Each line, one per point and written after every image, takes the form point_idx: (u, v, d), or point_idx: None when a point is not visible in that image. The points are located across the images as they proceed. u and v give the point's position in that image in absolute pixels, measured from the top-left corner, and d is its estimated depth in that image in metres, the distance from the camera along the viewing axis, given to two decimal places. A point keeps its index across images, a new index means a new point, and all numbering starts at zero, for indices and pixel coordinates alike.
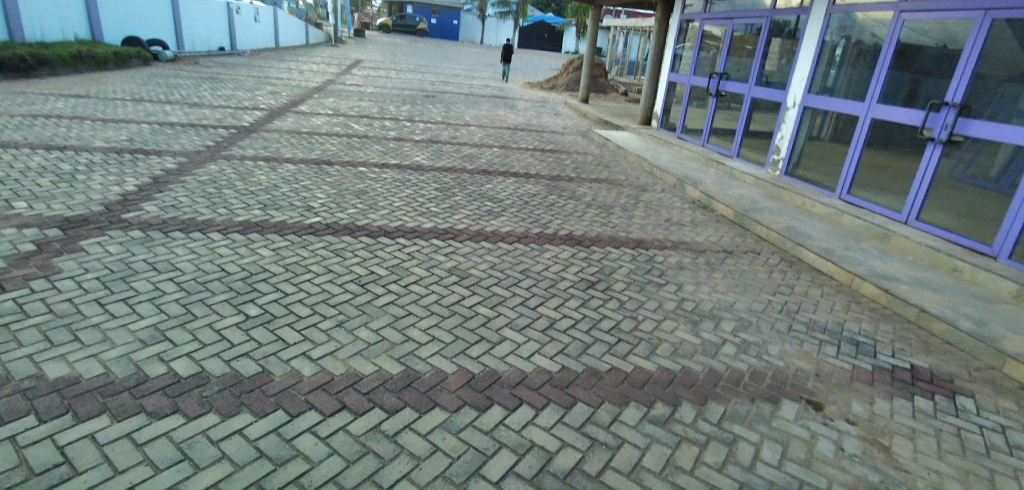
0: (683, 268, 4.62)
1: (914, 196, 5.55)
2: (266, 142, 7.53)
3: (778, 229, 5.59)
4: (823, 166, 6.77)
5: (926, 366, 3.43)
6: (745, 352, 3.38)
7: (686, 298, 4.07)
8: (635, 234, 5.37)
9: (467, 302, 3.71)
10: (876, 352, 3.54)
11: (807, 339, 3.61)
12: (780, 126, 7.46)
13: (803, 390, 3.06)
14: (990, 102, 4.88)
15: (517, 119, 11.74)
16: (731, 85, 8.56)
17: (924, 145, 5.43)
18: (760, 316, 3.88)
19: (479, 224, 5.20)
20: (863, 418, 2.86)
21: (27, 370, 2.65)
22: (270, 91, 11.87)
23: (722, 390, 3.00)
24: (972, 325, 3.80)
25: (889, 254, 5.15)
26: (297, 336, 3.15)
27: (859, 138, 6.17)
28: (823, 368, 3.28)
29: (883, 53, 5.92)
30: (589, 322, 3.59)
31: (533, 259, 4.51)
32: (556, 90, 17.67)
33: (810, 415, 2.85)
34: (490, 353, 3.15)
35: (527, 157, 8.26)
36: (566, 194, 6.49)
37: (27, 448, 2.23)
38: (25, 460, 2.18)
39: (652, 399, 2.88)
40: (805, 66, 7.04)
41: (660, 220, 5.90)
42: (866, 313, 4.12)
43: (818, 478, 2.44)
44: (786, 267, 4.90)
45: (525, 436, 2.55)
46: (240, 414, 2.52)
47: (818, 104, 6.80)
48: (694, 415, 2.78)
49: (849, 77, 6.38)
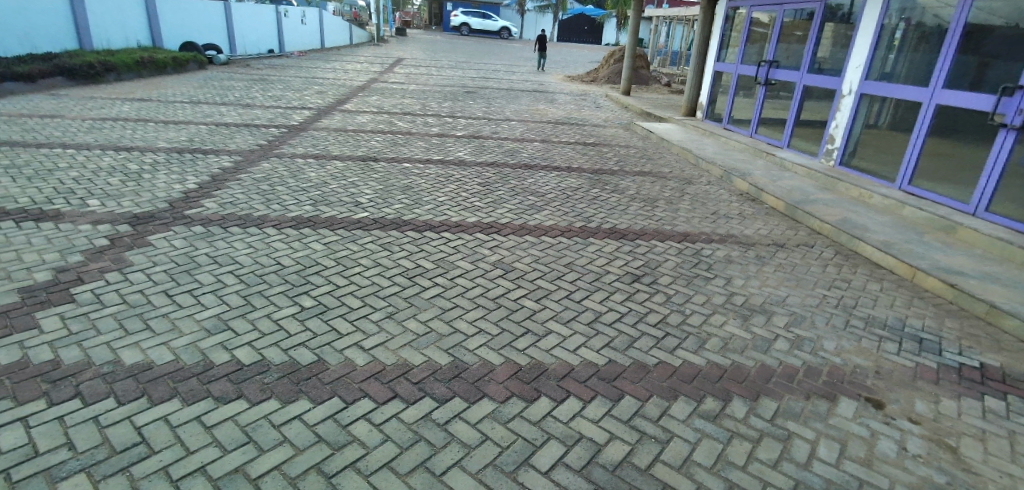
0: (731, 262, 4.52)
1: (983, 185, 5.24)
2: (315, 140, 7.77)
3: (832, 222, 5.38)
4: (881, 155, 6.47)
5: (996, 364, 3.25)
6: (799, 348, 3.29)
7: (736, 292, 3.98)
8: (681, 227, 5.28)
9: (512, 295, 3.74)
10: (941, 350, 3.38)
11: (865, 335, 3.48)
12: (835, 115, 7.17)
13: (861, 387, 2.95)
14: None
15: (559, 112, 11.71)
16: (782, 73, 8.27)
17: (995, 132, 5.13)
18: (815, 311, 3.76)
19: (522, 218, 5.22)
20: (927, 417, 2.74)
21: (106, 356, 2.84)
22: (318, 91, 12.22)
23: (775, 386, 2.92)
24: None
25: (954, 248, 4.89)
26: (349, 327, 3.25)
27: (921, 127, 5.83)
28: (882, 365, 3.16)
29: (948, 36, 5.57)
30: (635, 316, 3.56)
31: (577, 252, 4.50)
32: (597, 83, 17.50)
33: (869, 413, 2.75)
34: (537, 345, 3.17)
35: (569, 151, 8.24)
36: (610, 188, 6.44)
37: (108, 427, 2.39)
38: (107, 439, 2.33)
39: (702, 393, 2.84)
40: (861, 51, 6.73)
41: (707, 213, 5.78)
42: (930, 309, 3.93)
43: (878, 478, 2.35)
44: (841, 260, 4.73)
45: (573, 427, 2.57)
46: (299, 401, 2.63)
47: (876, 91, 6.50)
48: (746, 411, 2.73)
49: (909, 62, 6.07)
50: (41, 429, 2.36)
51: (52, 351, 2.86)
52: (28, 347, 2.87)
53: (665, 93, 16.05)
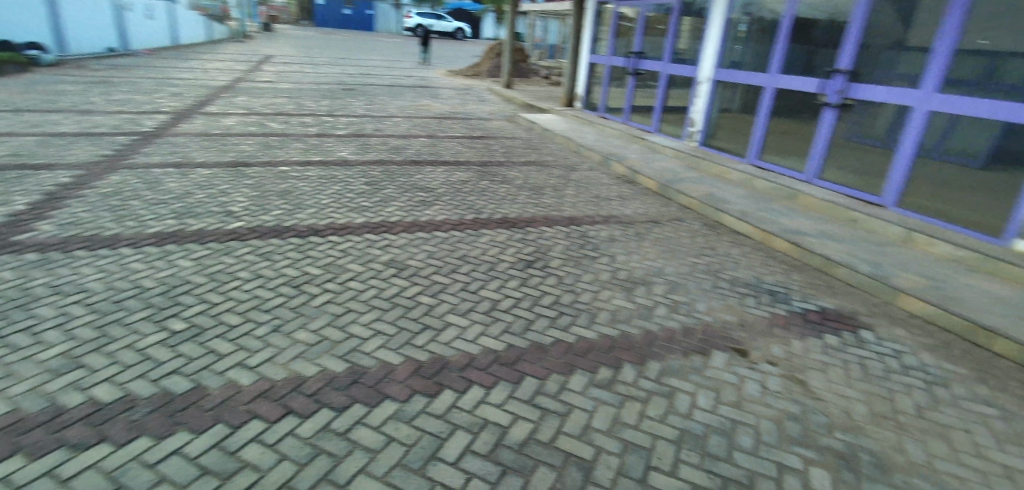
0: (614, 240, 4.83)
1: (814, 156, 6.06)
2: (174, 147, 7.12)
3: (698, 197, 5.93)
4: (735, 135, 7.21)
5: (833, 307, 3.81)
6: (676, 312, 3.62)
7: (620, 267, 4.27)
8: (566, 212, 5.54)
9: (408, 293, 3.73)
10: (791, 299, 3.88)
11: (731, 294, 3.90)
12: (694, 100, 7.85)
13: (729, 340, 3.32)
14: (875, 68, 5.42)
15: (441, 107, 11.69)
16: (648, 63, 8.91)
17: (821, 110, 5.94)
18: (688, 277, 4.14)
19: (412, 214, 5.20)
20: (782, 358, 3.15)
21: None
22: (173, 93, 11.17)
23: (659, 349, 3.20)
24: (870, 268, 4.23)
25: (797, 212, 5.60)
26: (230, 346, 3.07)
27: (765, 108, 6.62)
28: (745, 318, 3.57)
29: (781, 28, 6.36)
30: (530, 300, 3.70)
31: (470, 244, 4.57)
32: (479, 77, 17.69)
33: (737, 361, 3.10)
34: (436, 340, 3.20)
35: (453, 145, 8.27)
36: (497, 179, 6.58)
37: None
38: None
39: (596, 364, 3.04)
40: (713, 42, 7.43)
41: (589, 197, 6.11)
42: (781, 266, 4.49)
43: (747, 416, 2.67)
44: (708, 231, 5.23)
45: (478, 414, 2.64)
46: (176, 434, 2.45)
47: (728, 78, 7.23)
48: (635, 374, 2.96)
49: (753, 52, 6.83)
50: None
51: None
52: None
53: (544, 85, 16.60)
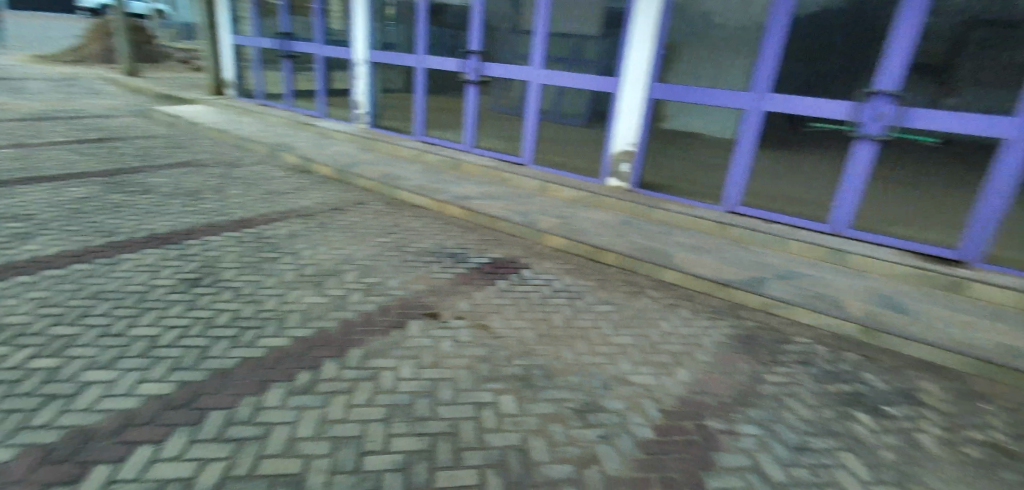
0: (295, 235, 4.65)
1: (468, 128, 6.98)
2: None
3: (375, 178, 6.13)
4: (399, 114, 7.67)
5: (501, 256, 4.53)
6: (370, 294, 3.75)
7: (306, 262, 4.16)
8: (236, 214, 5.06)
9: (9, 362, 2.81)
10: (468, 258, 4.45)
11: (418, 264, 4.25)
12: (354, 82, 7.97)
13: (422, 307, 3.62)
14: (503, 49, 6.44)
15: (32, 105, 9.07)
16: (300, 45, 8.60)
17: (466, 88, 6.89)
18: (377, 258, 4.31)
19: (7, 254, 3.98)
20: (468, 311, 3.62)
21: None
22: None
23: (358, 335, 3.26)
24: (522, 218, 5.14)
25: (463, 179, 6.37)
26: None
27: (421, 87, 7.27)
28: (433, 284, 3.95)
29: (420, 13, 6.98)
30: (202, 325, 3.26)
31: (105, 277, 3.75)
32: (88, 64, 14.32)
33: (431, 324, 3.43)
34: (68, 410, 2.50)
35: (60, 154, 6.55)
36: (136, 189, 5.53)
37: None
38: None
39: (292, 371, 2.89)
40: (360, 25, 7.62)
41: (259, 194, 5.69)
42: (457, 230, 5.06)
43: (445, 371, 2.98)
44: (389, 209, 5.49)
45: (149, 477, 2.19)
46: None
47: (383, 59, 7.55)
48: (336, 368, 2.94)
49: (401, 34, 7.32)
50: None
51: None
52: None
53: (182, 71, 14.46)
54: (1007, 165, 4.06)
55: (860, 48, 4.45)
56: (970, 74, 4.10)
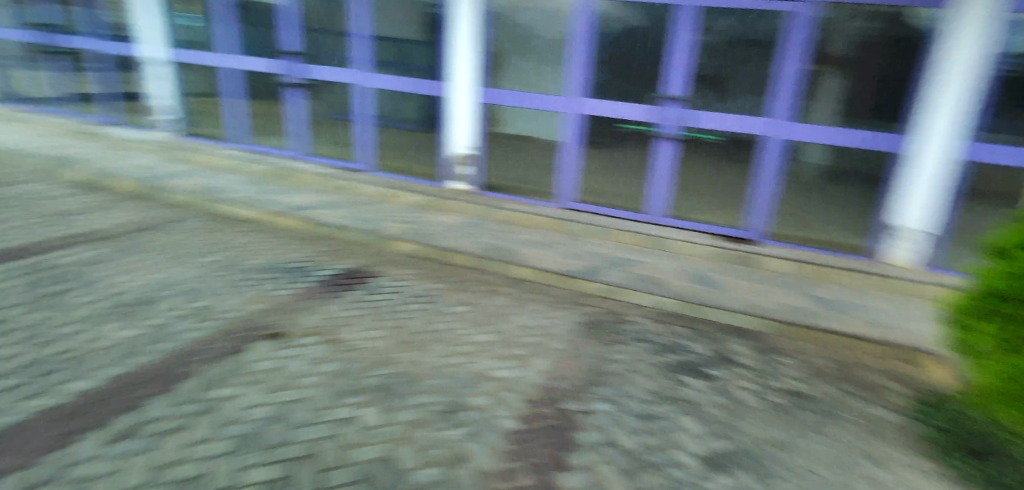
0: (98, 262, 4.02)
1: (296, 134, 6.57)
2: None
3: (192, 192, 5.52)
4: (217, 120, 7.00)
5: (349, 266, 4.34)
6: (200, 319, 3.36)
7: (112, 291, 3.60)
8: (12, 242, 4.23)
9: None
10: (312, 271, 4.20)
11: (256, 282, 3.91)
12: (150, 85, 7.03)
13: (264, 327, 3.34)
14: (331, 50, 6.17)
15: None
16: (80, 41, 7.41)
17: (289, 90, 6.47)
18: (204, 279, 3.88)
19: None
20: (318, 326, 3.41)
21: None
22: None
23: (189, 366, 2.89)
24: (367, 225, 4.99)
25: (297, 188, 5.98)
26: None
27: (238, 91, 6.75)
28: (275, 301, 3.66)
29: (224, 9, 6.52)
30: None
31: None
32: None
33: (277, 345, 3.17)
34: None
35: None
36: None
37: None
38: None
39: (108, 414, 2.50)
40: (151, 23, 6.77)
41: (43, 217, 4.81)
42: (296, 242, 4.75)
43: (298, 391, 2.77)
44: (215, 225, 4.99)
45: None
46: None
47: (187, 58, 6.85)
48: (167, 403, 2.60)
49: (209, 32, 6.71)
50: None
51: None
52: None
53: None
54: (770, 158, 4.92)
55: (653, 59, 5.05)
56: (742, 82, 4.87)
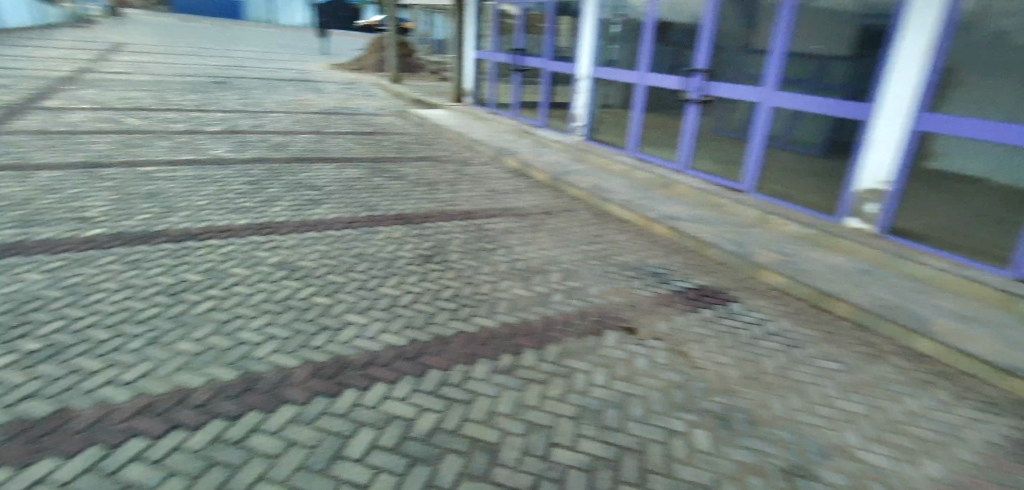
0: (510, 232, 5.02)
1: (684, 148, 6.69)
2: (8, 147, 6.34)
3: (586, 188, 6.31)
4: (616, 129, 7.73)
5: (709, 284, 4.24)
6: (571, 297, 3.84)
7: (516, 257, 4.45)
8: (463, 206, 5.66)
9: (301, 294, 3.61)
10: (673, 280, 4.27)
11: (621, 277, 4.22)
12: (576, 97, 8.30)
13: (621, 319, 3.58)
14: (736, 66, 6.03)
15: (326, 103, 11.36)
16: (530, 61, 9.25)
17: (687, 107, 6.58)
18: (581, 265, 4.40)
19: (303, 213, 5.06)
20: (668, 333, 3.46)
21: None
22: (2, 85, 9.97)
23: (556, 333, 3.37)
24: (736, 247, 4.77)
25: (674, 199, 6.16)
26: (100, 363, 2.78)
27: (640, 105, 7.22)
28: (634, 299, 3.87)
29: (647, 30, 6.97)
30: (431, 294, 3.75)
31: (365, 242, 4.53)
32: (364, 72, 17.61)
33: (629, 339, 3.36)
34: (334, 340, 3.13)
35: (343, 142, 8.11)
36: (391, 176, 6.55)
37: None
38: None
39: (496, 351, 3.13)
40: (589, 42, 7.91)
41: (484, 191, 6.27)
42: (662, 250, 4.91)
43: (639, 388, 2.89)
44: (597, 220, 5.58)
45: (381, 410, 2.61)
46: (43, 459, 2.19)
47: (605, 74, 7.74)
48: (535, 359, 3.09)
49: (626, 50, 7.37)
50: None
51: None
52: None
53: (434, 80, 16.71)
54: None
55: None
56: None
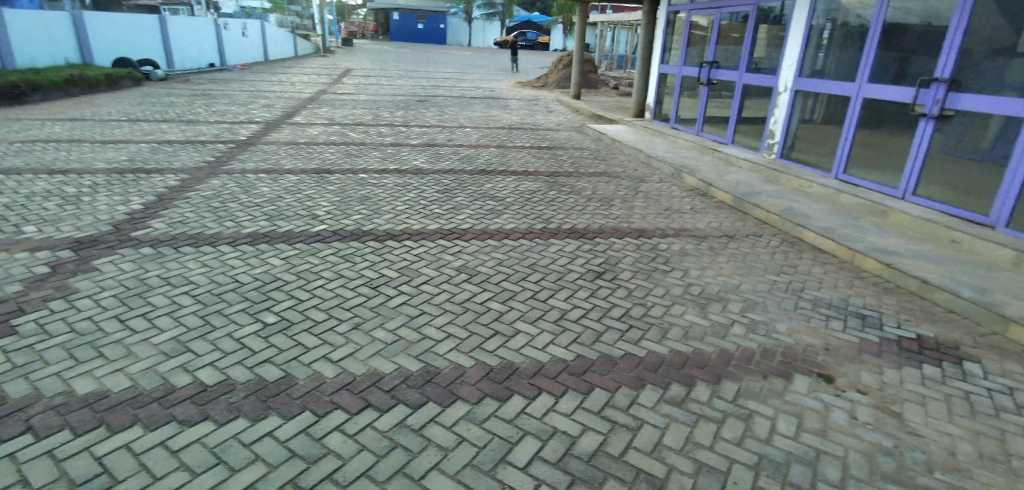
0: (687, 254, 4.78)
1: (909, 171, 5.72)
2: (264, 154, 7.81)
3: (776, 211, 5.76)
4: (818, 147, 6.93)
5: (931, 335, 3.56)
6: (754, 332, 3.52)
7: (692, 282, 4.21)
8: (637, 223, 5.55)
9: (478, 298, 3.84)
10: (882, 325, 3.67)
11: (815, 316, 3.75)
12: (773, 111, 7.64)
13: (814, 364, 3.18)
14: (984, 76, 5.01)
15: (511, 118, 12.04)
16: (721, 73, 8.76)
17: (916, 120, 5.60)
18: (767, 297, 4.01)
19: (484, 222, 5.39)
20: (873, 388, 2.98)
21: (39, 391, 2.73)
22: (264, 104, 12.36)
23: (735, 369, 3.11)
24: (973, 293, 3.94)
25: (887, 230, 5.32)
26: (316, 340, 3.26)
27: (852, 119, 6.33)
28: (831, 343, 3.41)
29: (870, 34, 6.07)
30: (600, 311, 3.72)
31: (539, 253, 4.67)
32: (547, 88, 18.30)
33: (822, 388, 2.96)
34: (506, 346, 3.26)
35: (524, 155, 8.50)
36: (567, 189, 6.68)
37: (27, 464, 2.29)
38: (26, 476, 2.23)
39: (667, 380, 2.99)
40: (794, 51, 7.21)
41: (661, 209, 6.08)
42: (869, 288, 4.26)
43: (834, 447, 2.53)
44: (788, 248, 5.06)
45: (547, 422, 2.65)
46: (269, 417, 2.62)
47: (809, 87, 6.97)
48: (709, 394, 2.89)
49: (837, 59, 6.56)
50: None
51: None
52: None
53: (614, 95, 16.72)
54: None
55: None
56: None
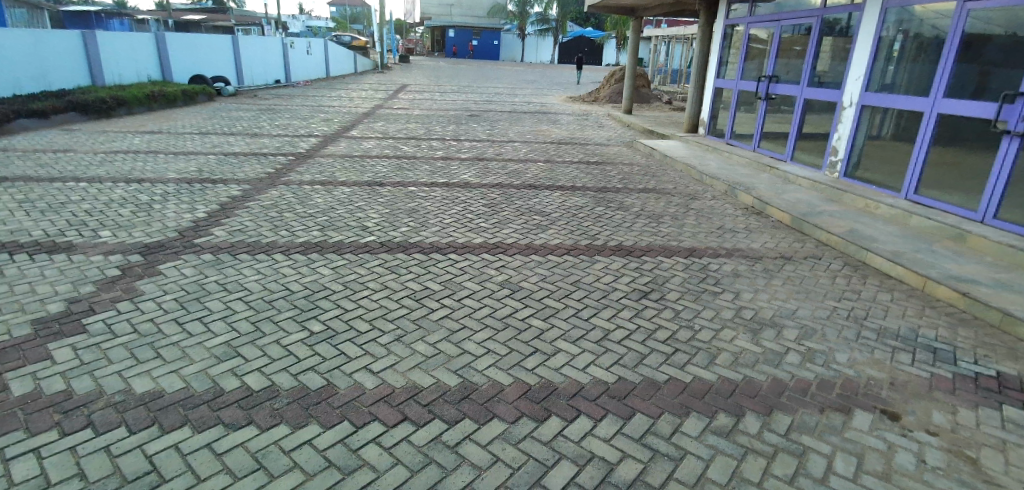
0: (739, 276, 4.58)
1: (990, 192, 5.32)
2: (321, 167, 8.10)
3: (839, 233, 5.44)
4: (886, 166, 6.55)
5: (1014, 373, 3.25)
6: (811, 361, 3.31)
7: (745, 306, 4.03)
8: (687, 242, 5.38)
9: (520, 314, 3.80)
10: (956, 360, 3.39)
11: (879, 347, 3.50)
12: (838, 126, 7.29)
13: (876, 399, 2.96)
14: None
15: (561, 133, 12.02)
16: (782, 87, 8.44)
17: (998, 138, 5.22)
18: (825, 324, 3.78)
19: (529, 237, 5.36)
20: (945, 429, 2.73)
21: (101, 388, 2.88)
22: (324, 119, 12.86)
23: (789, 400, 2.93)
24: None
25: (965, 256, 4.94)
26: (358, 351, 3.30)
27: (924, 136, 5.94)
28: (897, 377, 3.17)
29: (947, 45, 5.70)
30: (645, 333, 3.60)
31: (583, 270, 4.59)
32: (599, 102, 18.23)
33: (886, 426, 2.75)
34: (546, 364, 3.20)
35: (573, 170, 8.45)
36: (614, 206, 6.57)
37: (85, 458, 2.41)
38: (83, 470, 2.34)
39: (713, 409, 2.85)
40: (860, 64, 6.86)
41: (713, 228, 5.88)
42: (943, 319, 3.94)
43: None
44: (851, 272, 4.76)
45: (585, 446, 2.57)
46: (309, 426, 2.66)
47: (877, 102, 6.61)
48: (760, 426, 2.73)
49: (908, 72, 6.19)
50: (52, 460, 2.39)
51: (65, 380, 2.93)
52: (41, 378, 2.94)
53: (666, 110, 16.48)
54: None
55: None
56: None
